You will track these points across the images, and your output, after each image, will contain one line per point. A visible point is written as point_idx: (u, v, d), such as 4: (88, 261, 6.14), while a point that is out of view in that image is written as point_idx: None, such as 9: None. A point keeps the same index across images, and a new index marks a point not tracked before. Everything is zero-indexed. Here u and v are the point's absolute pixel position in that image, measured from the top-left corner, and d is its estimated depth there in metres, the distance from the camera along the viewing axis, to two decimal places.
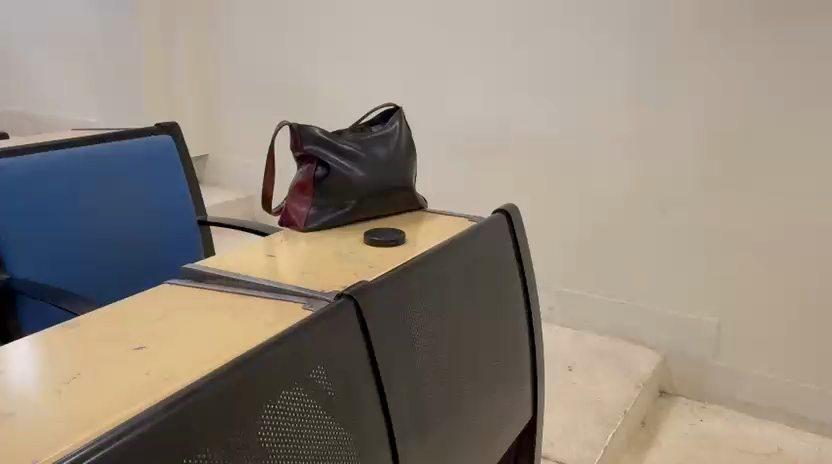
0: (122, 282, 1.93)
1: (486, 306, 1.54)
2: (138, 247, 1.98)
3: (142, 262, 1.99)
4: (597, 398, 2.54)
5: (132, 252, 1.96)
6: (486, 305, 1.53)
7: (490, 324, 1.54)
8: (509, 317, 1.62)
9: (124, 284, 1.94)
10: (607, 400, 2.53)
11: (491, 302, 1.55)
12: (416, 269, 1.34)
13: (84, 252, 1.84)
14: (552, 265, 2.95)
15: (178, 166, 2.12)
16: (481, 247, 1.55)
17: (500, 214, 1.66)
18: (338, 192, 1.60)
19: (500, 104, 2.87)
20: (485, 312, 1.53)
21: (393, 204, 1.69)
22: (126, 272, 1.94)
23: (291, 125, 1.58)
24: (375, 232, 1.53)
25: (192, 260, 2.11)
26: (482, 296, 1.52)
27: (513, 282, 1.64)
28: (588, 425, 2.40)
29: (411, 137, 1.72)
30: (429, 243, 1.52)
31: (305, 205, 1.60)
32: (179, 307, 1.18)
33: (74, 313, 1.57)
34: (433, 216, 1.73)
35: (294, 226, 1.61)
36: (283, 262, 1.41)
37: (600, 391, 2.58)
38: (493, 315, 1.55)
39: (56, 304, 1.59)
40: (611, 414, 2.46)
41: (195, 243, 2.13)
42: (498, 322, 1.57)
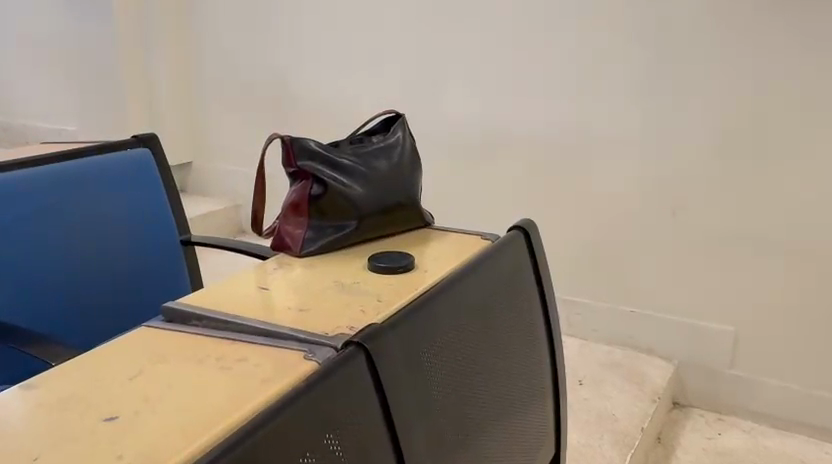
0: (99, 316, 1.75)
1: (507, 337, 1.38)
2: (118, 277, 1.80)
3: (122, 294, 1.81)
4: (612, 415, 2.37)
5: (110, 283, 1.78)
6: (506, 336, 1.37)
7: (512, 356, 1.38)
8: (531, 346, 1.46)
9: (101, 318, 1.76)
10: (621, 417, 2.37)
11: (512, 332, 1.39)
12: (430, 303, 1.17)
13: (58, 281, 1.67)
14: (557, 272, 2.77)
15: (158, 182, 1.94)
16: (499, 271, 1.39)
17: (517, 232, 1.51)
18: (337, 212, 1.43)
19: (502, 103, 2.69)
20: (506, 344, 1.37)
21: (398, 222, 1.52)
22: (104, 305, 1.76)
23: (282, 137, 1.41)
24: (381, 257, 1.37)
25: (177, 285, 1.93)
26: (503, 326, 1.36)
27: (533, 307, 1.49)
28: (603, 446, 2.23)
29: (416, 148, 1.56)
30: (441, 269, 1.36)
31: (301, 227, 1.44)
32: (158, 359, 1.01)
33: (35, 352, 1.38)
34: (442, 234, 1.57)
35: (289, 251, 1.44)
36: (277, 295, 1.24)
37: (614, 406, 2.41)
38: (514, 346, 1.40)
39: (14, 342, 1.40)
40: (626, 434, 2.29)
41: (181, 275, 1.95)
42: (520, 353, 1.42)
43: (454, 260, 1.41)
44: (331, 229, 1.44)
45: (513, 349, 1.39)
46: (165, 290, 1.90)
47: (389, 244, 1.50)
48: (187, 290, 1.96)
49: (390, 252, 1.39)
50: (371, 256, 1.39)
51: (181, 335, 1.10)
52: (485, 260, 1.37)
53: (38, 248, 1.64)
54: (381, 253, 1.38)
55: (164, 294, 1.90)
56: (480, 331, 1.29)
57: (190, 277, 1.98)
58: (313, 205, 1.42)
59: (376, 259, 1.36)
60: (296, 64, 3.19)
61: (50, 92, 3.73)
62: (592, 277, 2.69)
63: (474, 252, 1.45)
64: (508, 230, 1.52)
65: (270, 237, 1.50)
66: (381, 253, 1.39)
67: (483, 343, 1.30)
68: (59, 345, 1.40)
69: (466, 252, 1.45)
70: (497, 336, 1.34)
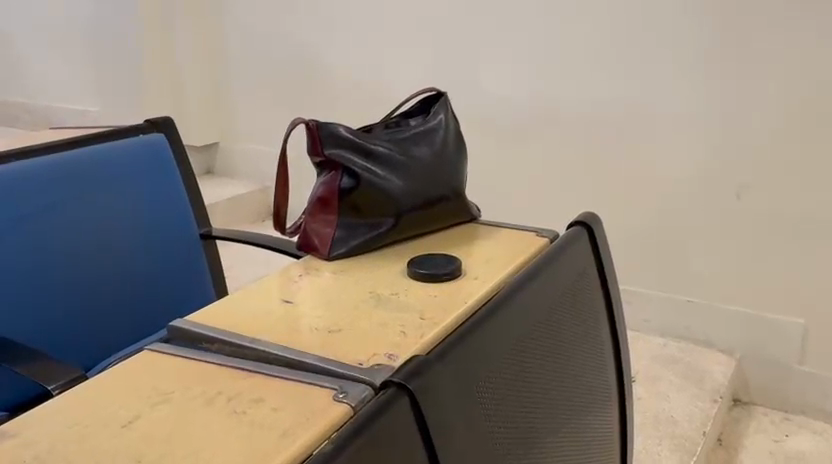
0: (109, 323, 1.59)
1: (571, 357, 1.19)
2: (132, 281, 1.64)
3: (135, 300, 1.65)
4: (671, 418, 2.12)
5: (122, 287, 1.62)
6: (570, 356, 1.19)
7: (577, 379, 1.20)
8: (596, 362, 1.27)
9: (110, 326, 1.59)
10: (682, 420, 2.12)
11: (576, 351, 1.20)
12: (485, 327, 0.99)
13: (63, 284, 1.51)
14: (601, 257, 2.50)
15: (173, 170, 1.76)
16: (558, 281, 1.20)
17: (579, 228, 1.30)
18: (371, 208, 1.24)
19: (544, 78, 2.44)
20: (570, 365, 1.18)
21: (440, 218, 1.32)
22: (114, 311, 1.60)
23: (306, 122, 1.21)
24: (422, 261, 1.17)
25: (192, 281, 1.76)
26: (566, 345, 1.18)
27: (597, 317, 1.29)
28: (664, 454, 1.99)
29: (460, 131, 1.36)
30: (494, 276, 1.16)
31: (331, 225, 1.24)
32: (156, 400, 0.83)
33: (20, 368, 1.20)
34: (490, 231, 1.36)
35: (317, 254, 1.25)
36: (304, 310, 1.05)
37: (673, 408, 2.16)
38: (579, 367, 1.21)
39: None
40: (687, 439, 2.05)
41: (201, 283, 1.78)
42: (585, 373, 1.23)
43: (508, 266, 1.21)
44: (364, 228, 1.25)
45: (578, 370, 1.21)
46: (179, 288, 1.73)
47: (430, 244, 1.30)
48: (207, 300, 1.80)
49: (431, 255, 1.20)
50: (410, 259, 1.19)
51: (185, 363, 0.92)
52: (543, 269, 1.18)
53: (42, 245, 1.48)
54: (421, 256, 1.19)
55: (181, 303, 1.74)
56: (541, 353, 1.10)
57: (210, 280, 1.81)
58: (344, 201, 1.23)
59: (417, 264, 1.16)
60: (323, 40, 3.00)
61: (72, 76, 3.59)
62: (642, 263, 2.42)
63: (530, 256, 1.25)
64: (568, 226, 1.31)
65: (293, 236, 1.31)
66: (421, 256, 1.19)
67: (546, 363, 1.11)
68: (48, 359, 1.22)
69: (522, 256, 1.25)
70: (559, 357, 1.15)
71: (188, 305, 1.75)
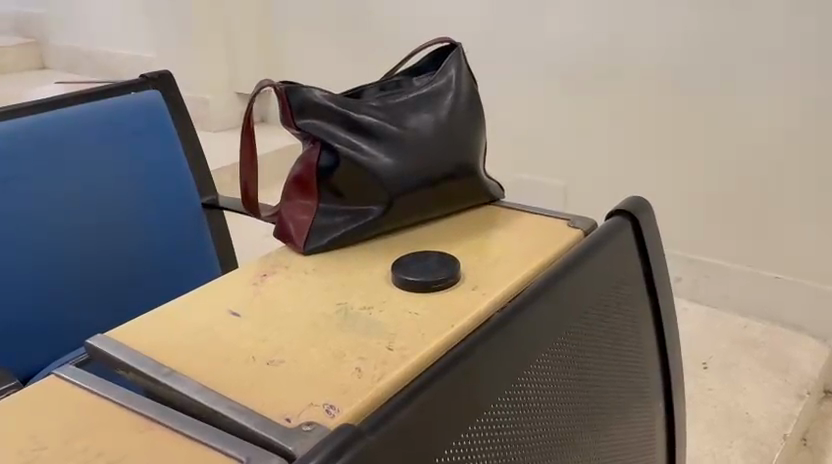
0: (105, 305, 1.41)
1: (596, 384, 0.93)
2: (129, 257, 1.45)
3: (135, 278, 1.46)
4: (746, 414, 1.81)
5: (119, 263, 1.43)
6: (595, 383, 0.93)
7: (606, 411, 0.94)
8: (635, 386, 1.01)
9: (106, 308, 1.42)
10: (758, 417, 1.80)
11: (605, 375, 0.94)
12: (469, 361, 0.74)
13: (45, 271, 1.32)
14: (675, 223, 2.15)
15: (167, 133, 1.53)
16: (588, 287, 0.92)
17: (621, 219, 1.02)
18: (356, 191, 1.01)
19: (620, 16, 2.07)
20: (595, 395, 0.92)
21: (446, 200, 1.08)
22: (109, 290, 1.42)
23: (275, 85, 0.98)
24: (411, 262, 0.94)
25: (199, 258, 1.55)
26: (588, 369, 0.92)
27: (638, 328, 1.02)
28: (734, 456, 1.69)
29: (476, 93, 1.10)
30: (501, 283, 0.91)
31: (309, 212, 1.02)
32: (26, 459, 0.65)
33: None
34: (509, 217, 1.10)
35: (292, 246, 1.03)
36: (252, 327, 0.84)
37: (748, 401, 1.85)
38: (609, 395, 0.95)
39: None
40: (762, 441, 1.73)
41: (207, 254, 1.57)
42: (619, 401, 0.97)
43: (522, 266, 0.95)
44: (348, 216, 1.02)
45: (608, 399, 0.95)
46: (184, 267, 1.53)
47: (432, 236, 1.05)
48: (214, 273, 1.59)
49: (425, 253, 0.96)
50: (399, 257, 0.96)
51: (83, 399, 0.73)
52: (569, 271, 0.91)
53: (22, 225, 1.29)
54: (412, 255, 0.95)
55: (186, 278, 1.54)
56: (550, 386, 0.85)
57: (217, 255, 1.60)
58: (324, 184, 1.01)
59: (403, 267, 0.92)
60: None
61: (126, 20, 3.48)
62: (724, 235, 2.07)
63: (553, 255, 0.99)
64: (608, 216, 1.03)
65: (271, 221, 1.10)
66: (411, 255, 0.95)
67: (557, 402, 0.86)
68: None
69: (543, 253, 0.99)
70: (578, 387, 0.90)
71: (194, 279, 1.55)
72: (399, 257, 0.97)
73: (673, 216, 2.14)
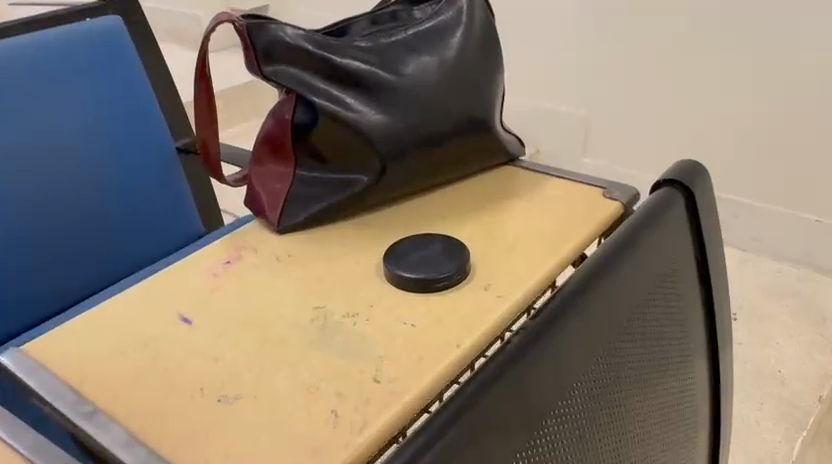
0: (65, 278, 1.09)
1: (635, 395, 0.74)
2: (90, 217, 1.11)
3: (101, 242, 1.13)
4: (778, 371, 1.63)
5: (77, 225, 1.10)
6: (634, 394, 0.74)
7: (643, 425, 0.76)
8: (678, 390, 0.83)
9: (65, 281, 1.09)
10: (792, 376, 1.63)
11: (644, 381, 0.76)
12: (500, 397, 0.54)
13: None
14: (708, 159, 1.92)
15: (131, 73, 1.17)
16: (634, 277, 0.72)
17: (670, 191, 0.82)
18: (341, 156, 0.82)
19: None
20: (633, 408, 0.74)
21: (451, 164, 0.88)
22: (67, 261, 1.09)
23: (235, 20, 0.77)
24: (413, 255, 0.74)
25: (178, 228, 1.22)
26: (629, 378, 0.73)
27: (685, 319, 0.83)
28: (766, 422, 1.52)
29: (494, 28, 0.88)
30: (520, 280, 0.72)
31: (284, 180, 0.83)
32: None
33: None
34: (530, 184, 0.90)
35: (265, 221, 0.84)
36: (206, 342, 0.66)
37: (782, 357, 1.67)
38: (647, 405, 0.77)
39: None
40: (796, 405, 1.56)
41: (186, 204, 1.24)
42: (658, 409, 0.79)
43: (548, 256, 0.76)
44: (332, 186, 0.83)
45: (646, 409, 0.77)
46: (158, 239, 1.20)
47: (435, 210, 0.85)
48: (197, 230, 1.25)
49: (430, 240, 0.76)
50: (396, 245, 0.77)
51: None
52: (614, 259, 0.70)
53: None
54: (413, 244, 0.76)
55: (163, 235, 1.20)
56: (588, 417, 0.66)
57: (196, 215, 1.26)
58: (301, 147, 0.82)
59: (402, 260, 0.73)
60: None
61: None
62: (765, 176, 1.85)
63: (586, 239, 0.79)
64: (654, 187, 0.83)
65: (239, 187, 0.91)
66: (411, 243, 0.76)
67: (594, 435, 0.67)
68: None
69: (573, 235, 0.79)
70: (617, 403, 0.71)
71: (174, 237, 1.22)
72: (394, 241, 0.78)
73: (707, 153, 1.91)
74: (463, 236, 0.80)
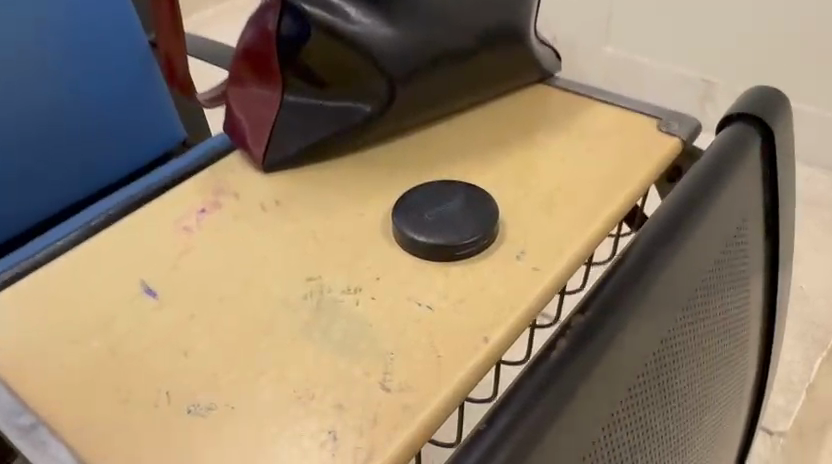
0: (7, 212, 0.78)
1: (695, 370, 0.64)
2: (32, 130, 0.79)
3: (62, 162, 0.82)
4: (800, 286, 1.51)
5: (23, 142, 0.78)
6: (695, 370, 0.63)
7: (699, 400, 0.66)
8: (733, 349, 0.72)
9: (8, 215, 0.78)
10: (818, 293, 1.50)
11: (706, 353, 0.65)
12: (553, 436, 0.42)
13: None
14: (744, 54, 1.70)
15: None
16: (705, 240, 0.59)
17: (743, 126, 0.67)
18: (339, 78, 0.66)
19: None
20: (692, 386, 0.64)
21: (475, 87, 0.72)
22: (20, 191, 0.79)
23: None
24: (432, 212, 0.60)
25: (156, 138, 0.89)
26: (691, 354, 0.62)
27: (749, 272, 0.71)
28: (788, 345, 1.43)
29: None
30: (560, 246, 0.59)
31: (268, 106, 0.67)
32: None
33: None
34: (570, 111, 0.74)
35: (249, 156, 0.69)
36: (175, 323, 0.54)
37: (809, 273, 1.54)
38: (706, 377, 0.66)
39: None
40: (819, 325, 1.45)
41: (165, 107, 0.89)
42: (715, 378, 0.69)
43: (594, 211, 0.62)
44: (327, 115, 0.67)
45: (703, 380, 0.66)
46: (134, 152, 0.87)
47: (454, 145, 0.71)
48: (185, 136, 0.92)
49: (454, 192, 0.62)
50: (412, 194, 0.62)
51: None
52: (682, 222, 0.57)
53: None
54: (433, 197, 0.62)
55: (143, 144, 0.88)
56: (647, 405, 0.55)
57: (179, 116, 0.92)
58: (287, 65, 0.65)
59: (419, 219, 0.59)
60: None
61: None
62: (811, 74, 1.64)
63: (639, 189, 0.65)
64: (723, 123, 0.68)
65: (213, 107, 0.75)
66: (431, 195, 0.62)
67: (652, 422, 0.57)
68: None
69: (624, 184, 0.65)
70: (677, 385, 0.60)
71: (159, 145, 0.90)
72: (407, 191, 0.64)
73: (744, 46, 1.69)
74: (489, 183, 0.66)
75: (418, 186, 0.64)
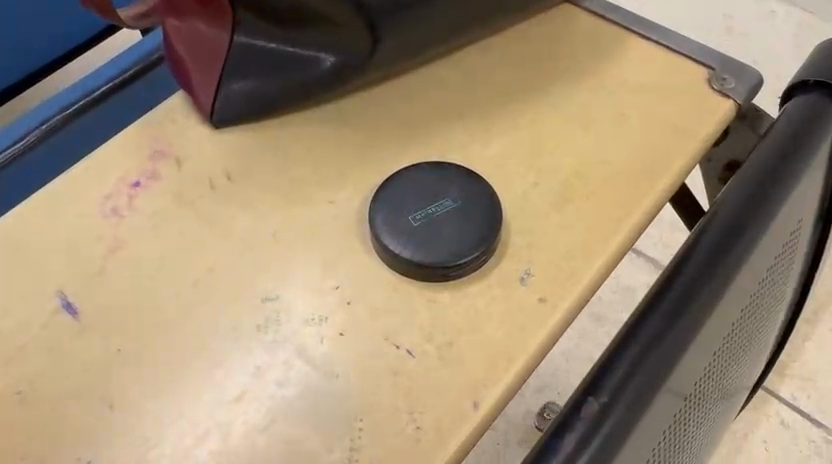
0: None
1: (726, 373, 0.53)
2: None
3: None
4: None
5: None
6: (723, 375, 0.53)
7: (720, 397, 0.56)
8: (759, 343, 0.62)
9: None
10: None
11: (734, 361, 0.54)
12: None
13: None
14: None
15: None
16: (763, 250, 0.46)
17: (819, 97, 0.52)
18: (310, 24, 0.51)
19: None
20: (715, 396, 0.54)
21: (473, 20, 0.58)
22: None
23: None
24: (419, 213, 0.49)
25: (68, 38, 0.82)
26: (724, 362, 0.51)
27: (797, 247, 0.58)
28: None
29: None
30: (577, 265, 0.48)
31: (217, 49, 0.52)
32: None
33: None
34: (599, 52, 0.59)
35: (194, 103, 0.55)
36: (99, 359, 0.45)
37: None
38: (731, 374, 0.56)
39: None
40: None
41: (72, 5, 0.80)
42: (735, 379, 0.59)
43: (621, 212, 0.50)
44: (291, 65, 0.54)
45: (725, 387, 0.56)
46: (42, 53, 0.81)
47: (452, 97, 0.57)
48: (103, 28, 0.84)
49: (449, 182, 0.50)
50: (397, 181, 0.50)
51: None
52: (746, 223, 0.43)
53: None
54: (424, 188, 0.50)
55: (49, 36, 0.81)
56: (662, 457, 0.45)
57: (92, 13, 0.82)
58: (244, 8, 0.49)
59: (404, 225, 0.48)
60: None
61: None
62: None
63: (680, 175, 0.53)
64: (795, 92, 0.54)
65: (142, 25, 0.56)
66: (420, 184, 0.50)
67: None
68: None
69: (660, 169, 0.52)
70: (703, 402, 0.50)
71: (71, 38, 0.82)
72: (392, 176, 0.51)
73: None
74: (492, 165, 0.53)
75: (407, 168, 0.51)
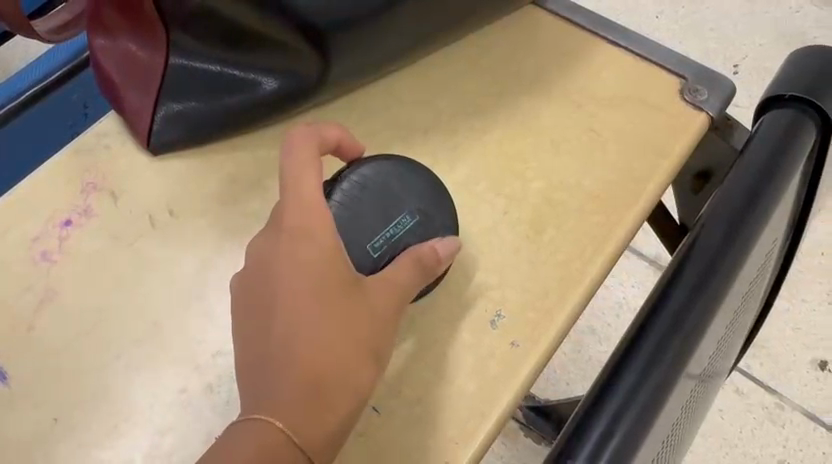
0: None
1: (695, 405, 0.51)
2: None
3: None
4: None
5: None
6: (693, 407, 0.50)
7: (698, 408, 0.55)
8: (729, 362, 0.60)
9: None
10: None
11: (703, 390, 0.52)
12: None
13: None
14: None
15: None
16: (737, 288, 0.43)
17: (794, 114, 0.48)
18: (251, 46, 0.47)
19: None
20: (684, 427, 0.51)
21: (433, 31, 0.53)
22: None
23: None
24: (375, 241, 0.45)
25: None
26: (695, 398, 0.48)
27: (770, 265, 0.55)
28: None
29: None
30: (552, 301, 0.45)
31: (149, 71, 0.47)
32: None
33: None
34: (566, 60, 0.55)
35: (129, 127, 0.50)
36: (34, 433, 0.41)
37: None
38: (699, 401, 0.54)
39: None
40: None
41: None
42: (703, 401, 0.57)
43: (596, 241, 0.48)
44: (231, 87, 0.49)
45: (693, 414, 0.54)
46: None
47: (413, 115, 0.52)
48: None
49: (403, 196, 0.47)
50: (345, 192, 0.46)
51: None
52: (734, 241, 0.41)
53: None
54: (374, 196, 0.46)
55: None
56: None
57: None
58: (177, 25, 0.45)
59: (367, 263, 0.45)
60: None
61: None
62: None
63: (655, 196, 0.50)
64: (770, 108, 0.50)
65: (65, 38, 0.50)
66: (371, 192, 0.46)
67: None
68: None
69: (634, 192, 0.50)
70: (678, 430, 0.48)
71: None
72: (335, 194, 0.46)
73: None
74: (458, 190, 0.50)
75: (348, 168, 0.47)
